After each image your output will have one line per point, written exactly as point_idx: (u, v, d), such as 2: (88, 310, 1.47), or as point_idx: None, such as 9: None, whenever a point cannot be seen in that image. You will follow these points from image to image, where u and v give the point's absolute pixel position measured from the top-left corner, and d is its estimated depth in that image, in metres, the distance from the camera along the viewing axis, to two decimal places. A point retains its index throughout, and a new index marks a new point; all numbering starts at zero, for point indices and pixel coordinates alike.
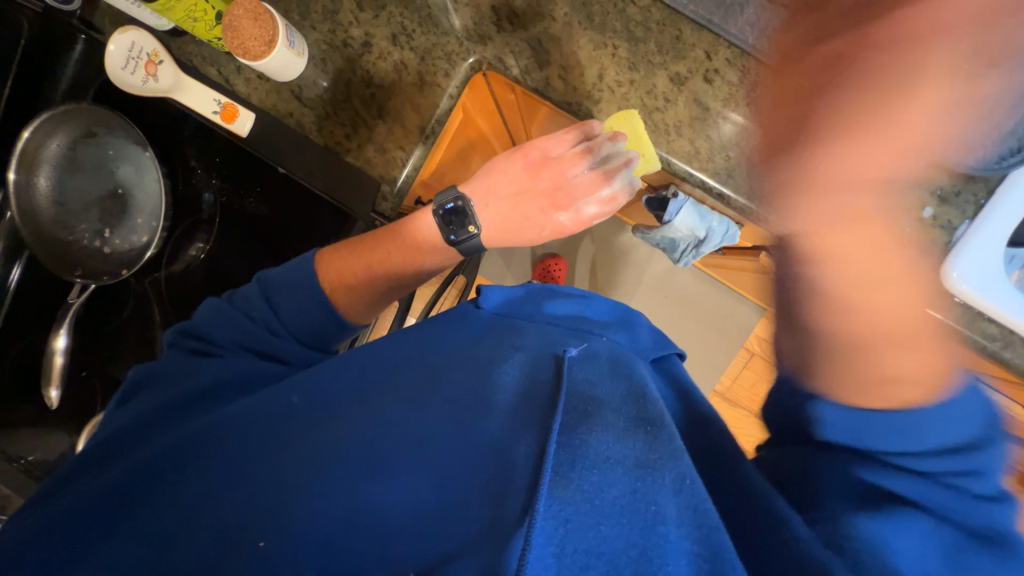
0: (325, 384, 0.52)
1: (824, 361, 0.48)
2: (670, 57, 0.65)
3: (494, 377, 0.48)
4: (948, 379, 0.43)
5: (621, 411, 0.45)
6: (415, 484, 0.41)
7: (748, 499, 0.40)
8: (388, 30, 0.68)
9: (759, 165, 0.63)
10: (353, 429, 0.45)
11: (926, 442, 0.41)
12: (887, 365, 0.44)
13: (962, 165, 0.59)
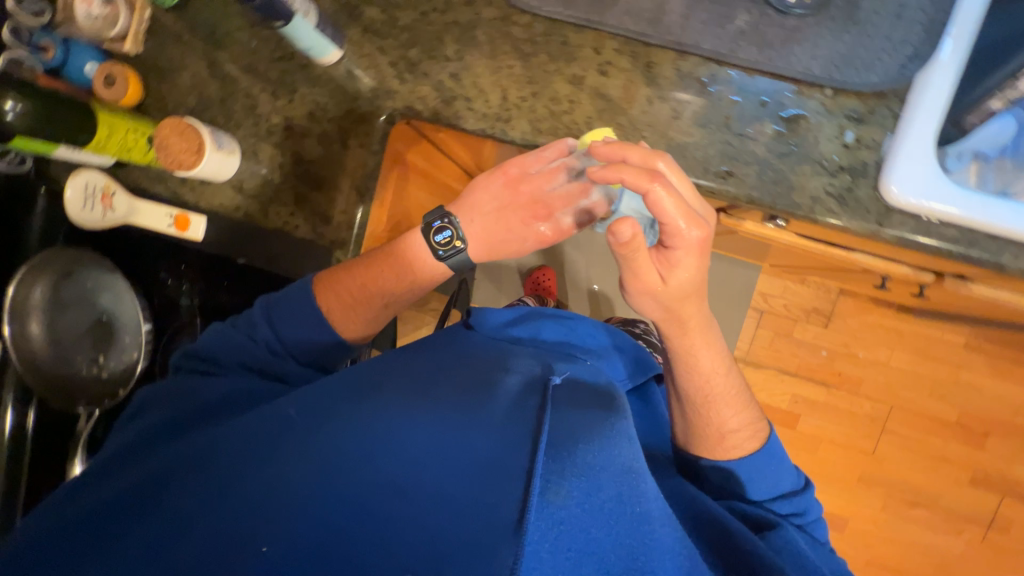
0: (321, 397, 0.52)
1: (734, 422, 0.69)
2: (563, 63, 0.66)
3: (482, 396, 0.50)
4: (759, 443, 0.68)
5: (601, 422, 0.49)
6: (412, 517, 0.41)
7: (712, 526, 0.58)
8: (304, 109, 0.73)
9: (675, 137, 0.65)
10: (346, 458, 0.45)
11: (778, 497, 0.67)
12: (726, 420, 0.69)
13: (867, 85, 0.60)
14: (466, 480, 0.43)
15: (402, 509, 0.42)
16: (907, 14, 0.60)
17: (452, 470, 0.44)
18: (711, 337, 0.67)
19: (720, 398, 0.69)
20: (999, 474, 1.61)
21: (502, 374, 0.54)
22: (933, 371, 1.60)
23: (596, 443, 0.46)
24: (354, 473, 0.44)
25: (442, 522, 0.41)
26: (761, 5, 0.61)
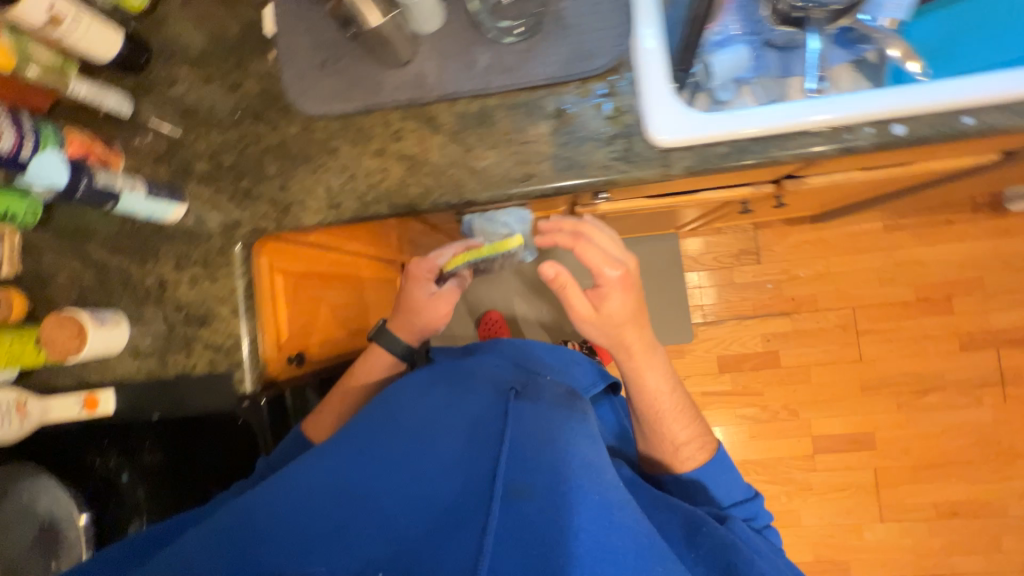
0: (376, 438, 0.70)
1: (684, 439, 0.91)
2: (365, 144, 0.77)
3: (482, 416, 0.72)
4: (706, 452, 0.91)
5: (566, 414, 0.75)
6: (428, 497, 0.61)
7: (682, 523, 0.73)
8: (172, 263, 0.81)
9: (475, 165, 0.74)
10: (388, 464, 0.66)
11: (729, 498, 0.89)
12: (677, 434, 0.92)
13: (598, 67, 0.71)
14: (465, 472, 0.63)
15: (430, 496, 0.61)
16: (603, 5, 0.72)
17: (456, 465, 0.64)
18: (652, 357, 0.90)
19: (666, 410, 0.92)
20: (983, 331, 1.62)
21: (493, 399, 0.76)
22: (872, 263, 1.67)
23: (560, 438, 0.68)
24: (390, 474, 0.64)
25: (446, 500, 0.61)
26: (493, 42, 0.73)
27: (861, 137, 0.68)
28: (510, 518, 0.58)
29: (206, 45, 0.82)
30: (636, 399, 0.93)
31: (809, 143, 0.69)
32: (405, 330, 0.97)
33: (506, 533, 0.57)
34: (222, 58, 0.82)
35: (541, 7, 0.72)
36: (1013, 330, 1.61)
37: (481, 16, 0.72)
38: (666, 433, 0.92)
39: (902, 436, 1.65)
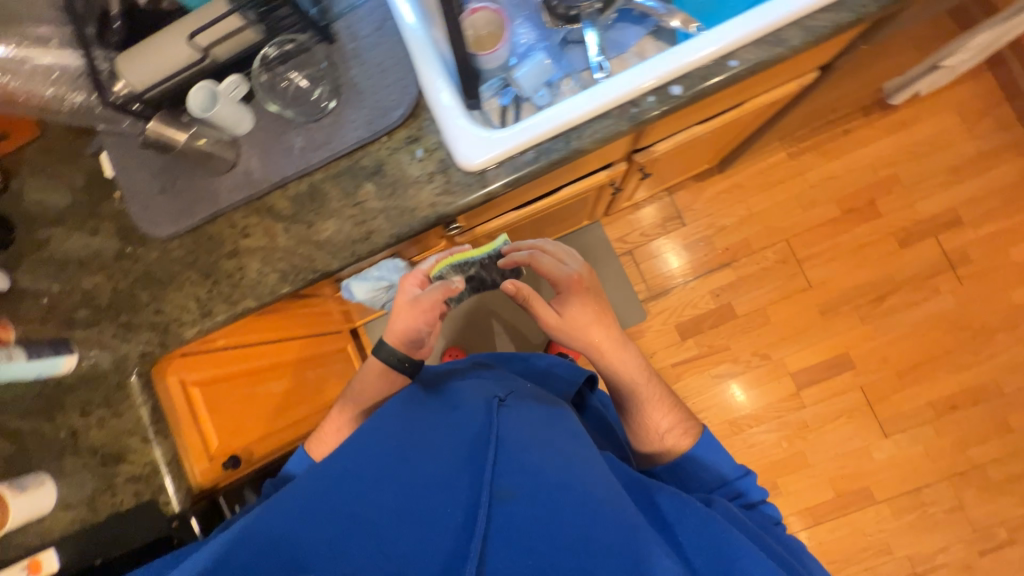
0: (366, 451, 0.62)
1: (669, 425, 0.90)
2: (218, 248, 0.81)
3: (468, 424, 0.69)
4: (689, 437, 0.89)
5: (551, 417, 0.75)
6: (420, 515, 0.57)
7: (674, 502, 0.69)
8: (78, 410, 0.84)
9: (319, 237, 0.78)
10: (381, 479, 0.59)
11: (714, 482, 0.85)
12: (660, 422, 0.91)
13: (398, 119, 0.76)
14: (455, 488, 0.60)
15: (434, 517, 0.58)
16: (386, 63, 0.77)
17: (445, 480, 0.61)
18: (628, 357, 0.90)
19: (652, 403, 0.91)
20: (915, 223, 1.63)
21: (477, 405, 0.72)
22: (791, 191, 1.69)
23: (548, 444, 0.67)
24: (382, 489, 0.58)
25: (438, 519, 0.58)
26: (302, 124, 0.78)
27: (647, 107, 0.72)
28: (502, 524, 0.58)
29: (59, 203, 0.87)
30: (621, 397, 0.93)
31: (603, 127, 0.73)
32: (400, 336, 0.79)
33: (503, 547, 0.56)
34: (76, 211, 0.87)
35: (334, 81, 0.78)
36: (942, 213, 1.62)
37: (283, 106, 0.78)
38: (650, 422, 0.91)
39: (874, 347, 1.64)
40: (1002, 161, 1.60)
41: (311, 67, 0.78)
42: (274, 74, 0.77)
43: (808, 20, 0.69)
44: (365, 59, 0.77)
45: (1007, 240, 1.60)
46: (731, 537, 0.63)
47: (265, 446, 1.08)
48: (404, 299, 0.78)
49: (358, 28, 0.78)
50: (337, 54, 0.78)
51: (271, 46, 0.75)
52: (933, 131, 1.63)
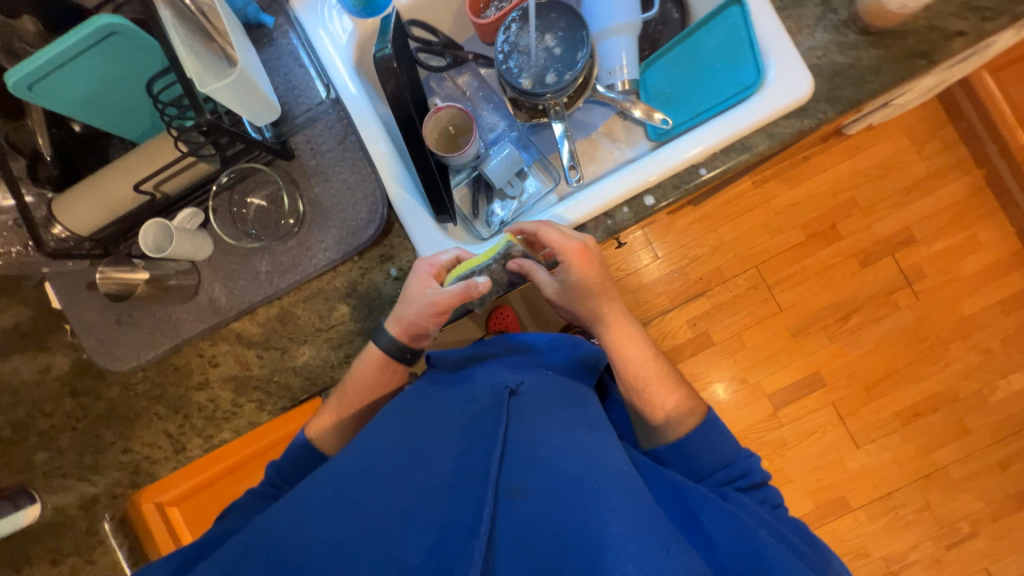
0: (373, 458, 0.58)
1: (674, 397, 0.74)
2: (186, 380, 0.77)
3: (480, 417, 0.62)
4: (695, 417, 0.72)
5: (573, 403, 0.67)
6: (429, 520, 0.52)
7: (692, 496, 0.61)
8: (48, 559, 0.78)
9: (296, 363, 0.75)
10: (387, 477, 0.56)
11: (725, 474, 0.69)
12: (665, 399, 0.74)
13: (369, 239, 0.73)
14: (464, 485, 0.55)
15: (442, 522, 0.52)
16: (351, 179, 0.73)
17: (453, 480, 0.56)
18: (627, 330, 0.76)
19: (651, 377, 0.75)
20: (873, 243, 1.71)
21: (489, 394, 0.65)
22: (757, 219, 1.73)
23: (563, 437, 0.60)
24: (385, 490, 0.55)
25: (444, 519, 0.52)
26: (266, 247, 0.74)
27: (621, 219, 0.72)
28: (510, 526, 0.51)
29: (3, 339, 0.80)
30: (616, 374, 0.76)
31: None
32: (405, 328, 0.69)
33: (512, 543, 0.50)
34: (23, 347, 0.80)
35: (297, 199, 0.73)
36: (898, 232, 1.70)
37: (246, 230, 0.73)
38: (653, 398, 0.74)
39: (841, 364, 1.72)
40: (949, 180, 1.69)
41: (269, 187, 0.74)
42: (235, 193, 0.73)
43: (772, 127, 0.70)
44: (329, 175, 0.74)
45: (956, 253, 1.69)
46: (759, 544, 0.55)
47: None
48: (416, 292, 0.67)
49: (320, 142, 0.74)
50: (298, 171, 0.74)
51: (224, 175, 0.71)
52: (886, 154, 1.70)
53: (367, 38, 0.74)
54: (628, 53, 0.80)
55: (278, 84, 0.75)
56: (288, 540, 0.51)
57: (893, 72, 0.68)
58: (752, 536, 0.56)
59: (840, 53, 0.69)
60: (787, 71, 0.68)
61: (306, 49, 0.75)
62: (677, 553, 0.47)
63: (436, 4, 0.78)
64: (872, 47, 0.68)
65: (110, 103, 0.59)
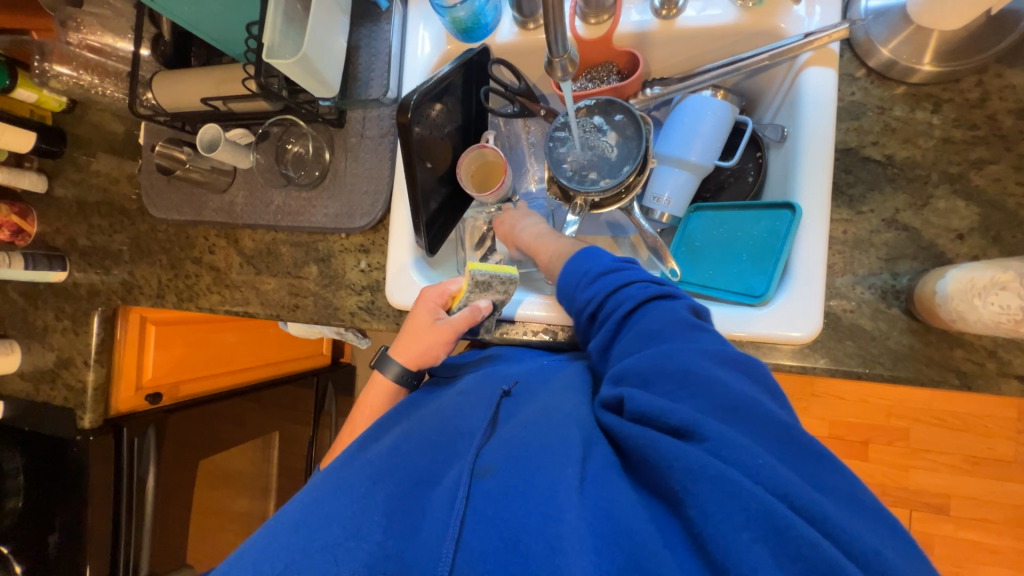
0: (361, 460, 0.55)
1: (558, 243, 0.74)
2: (188, 250, 0.92)
3: (467, 411, 0.60)
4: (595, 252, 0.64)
5: (562, 391, 0.60)
6: (406, 509, 0.48)
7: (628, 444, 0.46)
8: (54, 311, 1.02)
9: (260, 287, 0.87)
10: (360, 476, 0.51)
11: (598, 286, 0.59)
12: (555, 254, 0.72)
13: (359, 227, 0.80)
14: (439, 475, 0.52)
15: (424, 521, 0.47)
16: (373, 171, 0.80)
17: (428, 476, 0.52)
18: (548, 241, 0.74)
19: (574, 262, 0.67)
20: (898, 485, 1.47)
21: (481, 393, 0.63)
22: (792, 387, 1.55)
23: (534, 416, 0.55)
24: (358, 488, 0.49)
25: (413, 509, 0.48)
26: (286, 186, 0.83)
27: (563, 338, 0.74)
28: (483, 504, 0.46)
29: (101, 143, 1.00)
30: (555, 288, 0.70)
31: (515, 333, 0.76)
32: (412, 359, 0.73)
33: (482, 519, 0.45)
34: (108, 156, 1.00)
35: (325, 162, 0.81)
36: (933, 493, 1.45)
37: (279, 166, 0.84)
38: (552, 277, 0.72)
39: None
40: None
41: (307, 142, 0.83)
42: (284, 134, 0.83)
43: (752, 348, 0.64)
44: (359, 157, 0.80)
45: (985, 555, 1.42)
46: (670, 411, 0.45)
47: (193, 387, 1.26)
48: (425, 323, 0.71)
49: (367, 126, 0.80)
50: (337, 141, 0.81)
51: (274, 122, 0.82)
52: (976, 411, 1.42)
53: (449, 58, 0.77)
54: (681, 189, 0.74)
55: (361, 60, 0.79)
56: (270, 550, 0.44)
57: (913, 372, 0.59)
58: (660, 419, 0.45)
59: (870, 319, 0.60)
60: (799, 306, 0.61)
61: (399, 38, 0.78)
62: (612, 494, 0.45)
63: (528, 55, 0.77)
64: (909, 334, 0.59)
65: (212, 29, 0.69)
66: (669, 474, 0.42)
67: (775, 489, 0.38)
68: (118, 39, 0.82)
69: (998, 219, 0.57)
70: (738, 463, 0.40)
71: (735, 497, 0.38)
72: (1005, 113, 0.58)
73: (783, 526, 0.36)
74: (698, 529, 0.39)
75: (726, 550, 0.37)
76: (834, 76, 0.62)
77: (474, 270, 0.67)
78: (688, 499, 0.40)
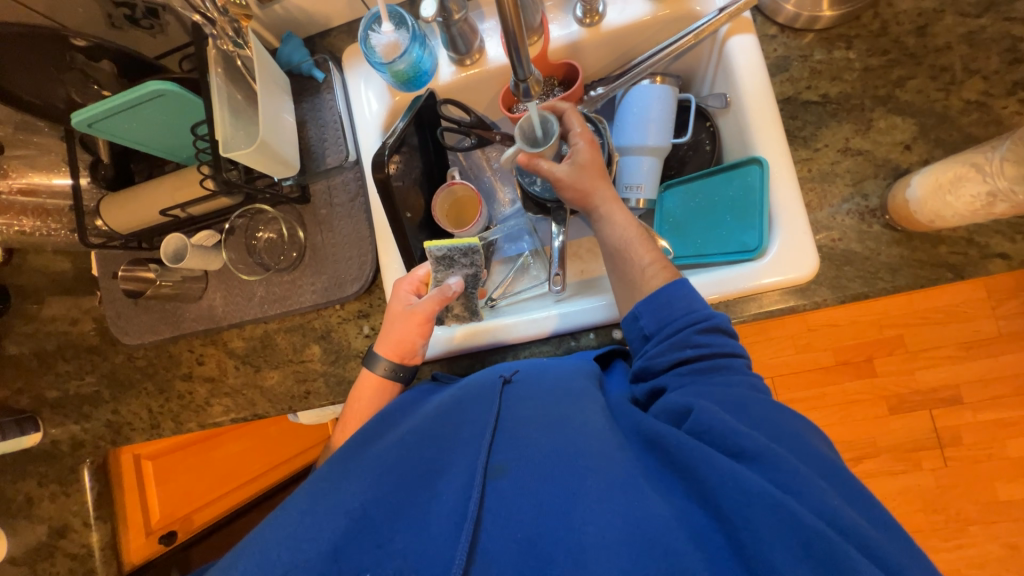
0: (368, 454, 0.55)
1: (627, 249, 0.65)
2: (175, 368, 0.86)
3: (470, 404, 0.60)
4: (677, 280, 0.60)
5: (564, 381, 0.61)
6: (417, 510, 0.49)
7: (680, 443, 0.45)
8: (35, 480, 0.92)
9: (263, 383, 0.83)
10: (369, 468, 0.52)
11: (684, 309, 0.57)
12: (637, 258, 0.64)
13: (351, 295, 0.78)
14: (447, 473, 0.52)
15: (433, 532, 0.47)
16: (351, 236, 0.79)
17: (436, 470, 0.53)
18: (610, 215, 0.68)
19: (631, 238, 0.66)
20: (912, 391, 1.54)
21: (481, 382, 0.63)
22: (788, 328, 1.61)
23: (546, 413, 0.55)
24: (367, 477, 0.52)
25: (426, 510, 0.49)
26: (266, 275, 0.80)
27: (585, 343, 0.75)
28: (497, 505, 0.47)
29: (50, 287, 0.94)
30: (605, 258, 0.69)
31: (540, 350, 0.76)
32: (396, 349, 0.70)
33: (500, 524, 0.46)
34: (62, 296, 0.93)
35: (301, 241, 0.80)
36: (943, 388, 1.53)
37: (254, 257, 0.81)
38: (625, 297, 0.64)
39: None
40: (1020, 348, 1.50)
41: (271, 229, 0.81)
42: (251, 224, 0.82)
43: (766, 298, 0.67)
44: (334, 227, 0.79)
45: (1005, 430, 1.51)
46: (739, 435, 0.44)
47: (205, 513, 1.21)
48: (400, 309, 0.70)
49: (335, 195, 0.79)
50: (307, 219, 0.80)
51: (238, 214, 0.80)
52: (954, 301, 1.51)
53: (399, 109, 0.79)
54: (649, 171, 0.77)
55: (311, 133, 0.80)
56: (286, 539, 0.46)
57: (911, 277, 0.63)
58: (725, 437, 0.44)
59: (857, 241, 0.64)
60: (793, 246, 0.63)
61: (342, 106, 0.79)
62: (646, 500, 0.44)
63: (471, 89, 0.80)
64: (896, 245, 0.63)
65: (159, 141, 0.68)
66: (718, 483, 0.42)
67: (833, 521, 0.39)
68: (52, 175, 0.78)
69: (932, 123, 0.63)
70: (796, 492, 0.40)
71: (794, 517, 0.38)
72: (905, 34, 0.65)
73: (823, 542, 0.37)
74: (741, 535, 0.39)
75: (764, 552, 0.38)
76: (755, 40, 0.68)
77: (433, 246, 0.70)
78: (734, 510, 0.40)
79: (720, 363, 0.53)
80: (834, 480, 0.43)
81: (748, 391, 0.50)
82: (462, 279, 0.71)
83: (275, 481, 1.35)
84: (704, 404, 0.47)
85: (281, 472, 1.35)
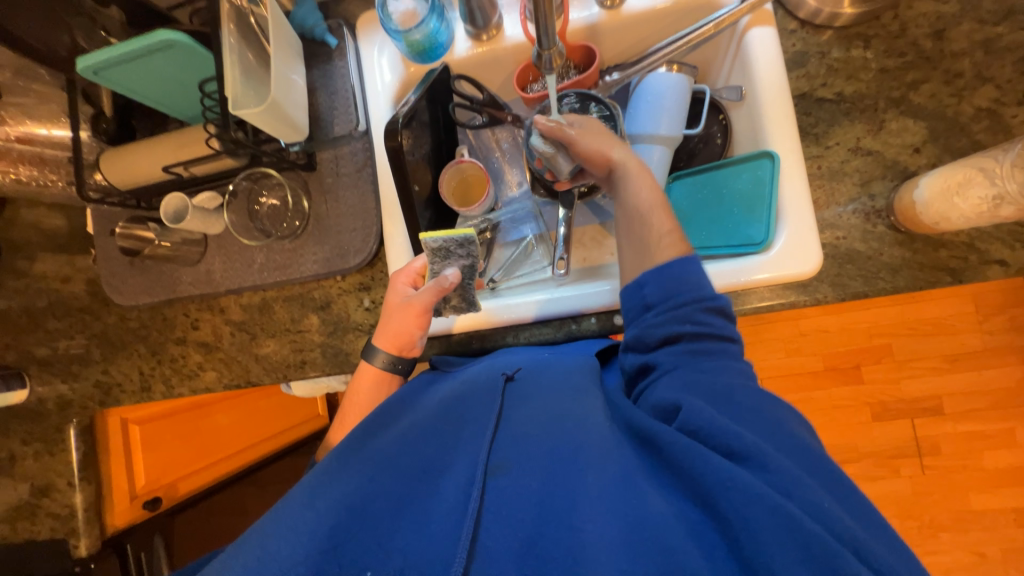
0: (368, 451, 0.54)
1: (646, 214, 0.62)
2: (169, 331, 0.85)
3: (470, 398, 0.60)
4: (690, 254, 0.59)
5: (563, 381, 0.60)
6: (416, 507, 0.48)
7: (674, 445, 0.45)
8: (19, 437, 0.91)
9: (259, 351, 0.82)
10: (368, 466, 0.52)
11: (684, 285, 0.56)
12: (655, 224, 0.61)
13: (353, 266, 0.77)
14: (447, 471, 0.52)
15: (431, 526, 0.46)
16: (356, 207, 0.78)
17: (436, 468, 0.52)
18: (629, 179, 0.65)
19: (653, 203, 0.63)
20: (895, 400, 1.58)
21: (482, 378, 0.63)
22: (780, 332, 1.63)
23: (545, 412, 0.55)
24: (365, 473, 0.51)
25: (426, 507, 0.48)
26: (267, 242, 0.79)
27: (585, 326, 0.75)
28: (496, 503, 0.47)
29: (44, 243, 0.92)
30: (619, 224, 0.65)
31: (541, 333, 0.76)
32: (394, 341, 0.69)
33: (498, 521, 0.45)
34: (55, 252, 0.91)
35: (305, 210, 0.78)
36: (926, 398, 1.56)
37: (256, 223, 0.80)
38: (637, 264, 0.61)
39: None
40: (1002, 363, 1.53)
41: (275, 195, 0.80)
42: (255, 188, 0.81)
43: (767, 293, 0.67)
44: (339, 197, 0.78)
45: (982, 442, 1.54)
46: (730, 434, 0.44)
47: (192, 481, 1.19)
48: (395, 303, 0.69)
49: (341, 164, 0.78)
50: (311, 187, 0.79)
51: (243, 177, 0.79)
52: (944, 313, 1.54)
53: (412, 81, 0.78)
54: (660, 162, 0.76)
55: (321, 100, 0.78)
56: (282, 539, 0.45)
57: (911, 279, 0.64)
58: (715, 437, 0.44)
59: (861, 241, 0.65)
60: (800, 243, 0.64)
61: (354, 74, 0.78)
62: (645, 499, 0.44)
63: (486, 66, 0.79)
64: (899, 247, 0.64)
65: (166, 95, 0.66)
66: (714, 484, 0.41)
67: (827, 522, 0.39)
68: (50, 125, 0.76)
69: (942, 128, 0.64)
70: (786, 490, 0.41)
71: (788, 516, 0.38)
72: (923, 37, 0.65)
73: (819, 541, 0.37)
74: (739, 536, 0.39)
75: (762, 552, 0.38)
76: (774, 33, 0.68)
77: (428, 238, 0.67)
78: (730, 509, 0.40)
79: (718, 357, 0.53)
80: (828, 482, 0.43)
81: (746, 388, 0.50)
82: (459, 270, 0.69)
83: (262, 455, 1.35)
84: (692, 403, 0.48)
85: (269, 446, 1.35)
